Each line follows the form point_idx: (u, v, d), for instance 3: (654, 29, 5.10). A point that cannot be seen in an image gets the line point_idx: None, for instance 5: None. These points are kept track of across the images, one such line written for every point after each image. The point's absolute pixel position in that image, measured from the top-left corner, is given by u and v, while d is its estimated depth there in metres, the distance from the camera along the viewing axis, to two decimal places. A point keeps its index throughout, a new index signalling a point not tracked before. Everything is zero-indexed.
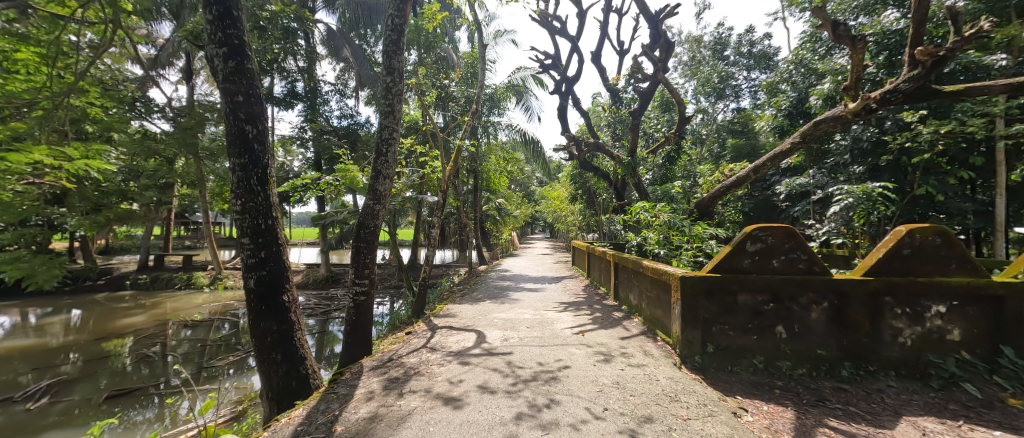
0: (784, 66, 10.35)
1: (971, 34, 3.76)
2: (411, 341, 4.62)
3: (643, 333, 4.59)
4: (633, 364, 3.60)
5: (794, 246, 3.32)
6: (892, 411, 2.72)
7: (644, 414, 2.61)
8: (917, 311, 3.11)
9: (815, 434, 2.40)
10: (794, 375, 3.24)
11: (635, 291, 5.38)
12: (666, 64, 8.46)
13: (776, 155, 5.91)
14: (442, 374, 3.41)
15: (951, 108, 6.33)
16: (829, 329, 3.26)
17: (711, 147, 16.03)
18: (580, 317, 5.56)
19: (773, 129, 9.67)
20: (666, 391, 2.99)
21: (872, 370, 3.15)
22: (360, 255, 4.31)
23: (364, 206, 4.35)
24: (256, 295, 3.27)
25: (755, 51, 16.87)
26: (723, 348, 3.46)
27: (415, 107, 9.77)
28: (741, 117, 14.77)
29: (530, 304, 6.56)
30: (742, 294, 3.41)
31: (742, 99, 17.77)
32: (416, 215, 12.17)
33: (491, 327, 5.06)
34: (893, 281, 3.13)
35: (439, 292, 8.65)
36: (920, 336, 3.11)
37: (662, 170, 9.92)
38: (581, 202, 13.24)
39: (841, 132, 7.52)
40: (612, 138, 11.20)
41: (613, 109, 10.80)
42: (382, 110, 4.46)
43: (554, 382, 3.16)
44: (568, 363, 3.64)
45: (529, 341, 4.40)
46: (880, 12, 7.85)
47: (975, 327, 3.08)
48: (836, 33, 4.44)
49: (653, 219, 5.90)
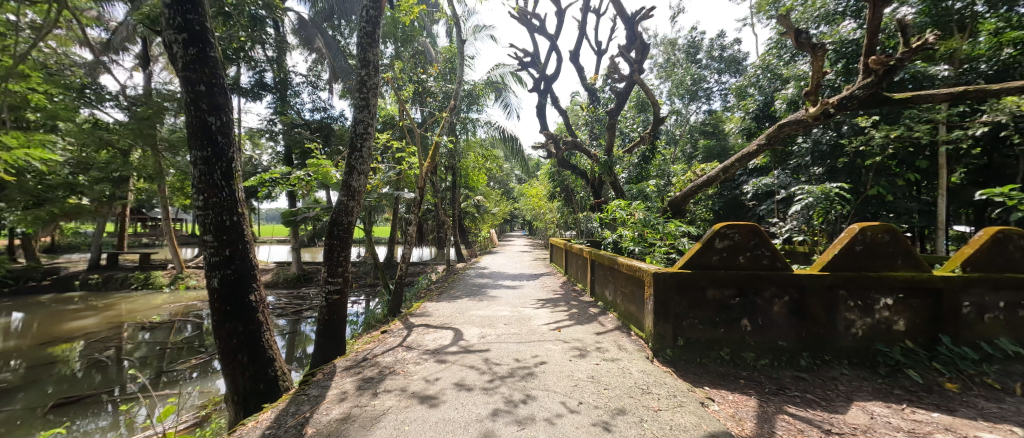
0: (752, 71, 10.80)
1: (917, 46, 4.05)
2: (386, 340, 4.55)
3: (618, 328, 4.71)
4: (607, 359, 3.68)
5: (759, 242, 3.48)
6: (844, 397, 2.91)
7: (617, 406, 2.69)
8: (868, 303, 3.35)
9: (775, 420, 2.54)
10: (757, 365, 3.42)
11: (611, 287, 5.50)
12: (641, 65, 8.65)
13: (744, 156, 6.17)
14: (419, 372, 3.37)
15: (900, 115, 6.79)
16: (790, 322, 3.45)
17: (684, 147, 16.54)
18: (557, 314, 5.64)
19: (742, 131, 10.10)
20: (639, 384, 3.09)
21: (827, 359, 3.37)
22: (333, 253, 4.19)
23: (338, 202, 4.23)
24: (220, 295, 3.12)
25: (726, 55, 17.59)
26: (692, 341, 3.59)
27: (392, 101, 9.57)
28: (712, 119, 15.33)
29: (509, 301, 6.59)
30: (711, 289, 3.55)
31: (713, 101, 18.48)
32: (393, 211, 11.95)
33: (469, 325, 5.05)
34: (847, 275, 3.34)
35: (417, 290, 8.55)
36: (870, 327, 3.35)
37: (638, 170, 10.17)
38: (560, 199, 13.39)
39: (802, 135, 7.99)
40: (590, 137, 11.36)
41: (591, 108, 10.95)
42: (357, 103, 4.35)
43: (531, 378, 3.20)
44: (545, 359, 3.68)
45: (506, 338, 4.42)
46: (839, 22, 8.32)
47: (917, 317, 3.34)
48: (799, 41, 4.68)
49: (628, 217, 6.06)
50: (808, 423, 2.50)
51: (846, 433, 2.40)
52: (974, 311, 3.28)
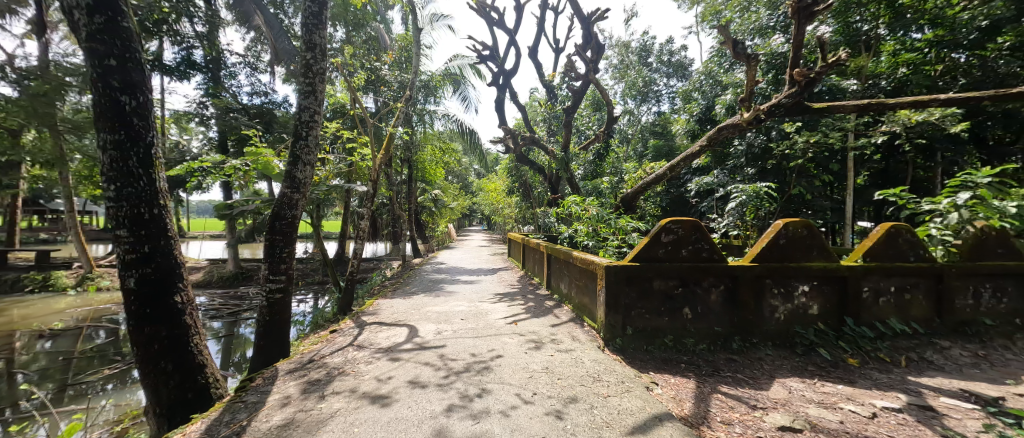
0: (697, 76, 11.55)
1: (833, 61, 4.55)
2: (335, 339, 4.34)
3: (572, 320, 4.86)
4: (561, 350, 3.79)
5: (699, 236, 3.75)
6: (768, 374, 3.25)
7: (570, 395, 2.78)
8: (789, 290, 3.74)
9: (711, 399, 2.77)
10: (696, 349, 3.70)
11: (566, 281, 5.66)
12: (596, 65, 8.91)
13: (688, 156, 6.59)
14: (370, 372, 3.26)
15: (818, 122, 7.60)
16: (723, 309, 3.77)
17: (635, 146, 17.34)
18: (514, 307, 5.70)
19: (687, 133, 10.78)
20: (590, 372, 3.22)
21: (755, 341, 3.72)
22: (275, 249, 3.90)
23: (280, 195, 3.94)
24: (138, 297, 2.80)
25: (674, 60, 18.65)
26: (640, 330, 3.79)
27: (342, 89, 9.04)
28: (661, 120, 16.21)
29: (466, 297, 6.56)
30: (657, 280, 3.77)
31: (662, 103, 19.52)
32: (344, 205, 11.36)
33: (424, 321, 4.96)
34: (772, 266, 3.71)
35: (369, 286, 8.21)
36: (790, 311, 3.76)
37: (593, 167, 10.53)
38: (518, 194, 13.48)
39: (738, 138, 8.71)
40: (548, 134, 11.54)
41: (548, 105, 11.12)
42: (302, 89, 4.05)
43: (486, 372, 3.21)
44: (501, 352, 3.72)
45: (462, 333, 4.40)
46: (770, 35, 9.12)
47: (828, 302, 3.81)
48: (736, 51, 5.09)
49: (583, 212, 6.28)
50: (738, 400, 2.76)
51: (768, 407, 2.68)
52: (871, 295, 3.81)
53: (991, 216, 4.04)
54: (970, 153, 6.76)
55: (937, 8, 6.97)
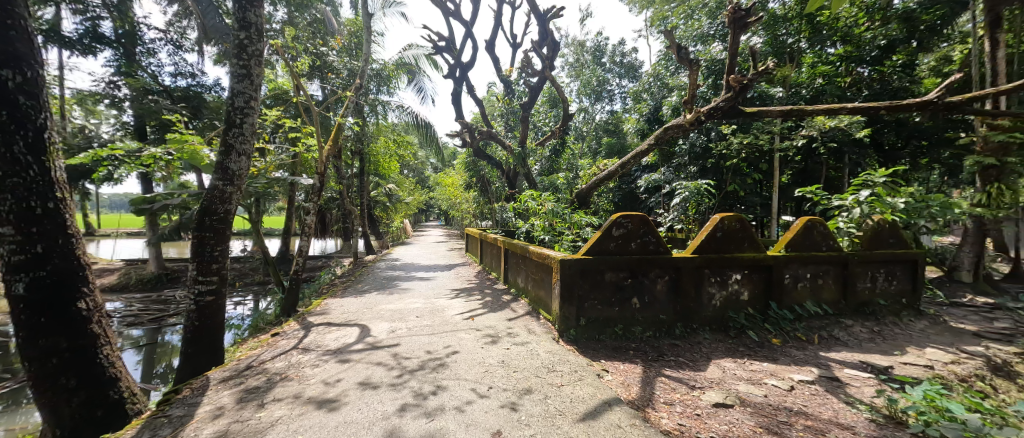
0: (646, 78, 12.13)
1: (762, 70, 4.98)
2: (277, 343, 4.05)
3: (528, 313, 4.94)
4: (517, 343, 3.84)
5: (647, 231, 3.97)
6: (706, 356, 3.53)
7: (525, 386, 2.83)
8: (724, 279, 4.09)
9: (655, 382, 2.96)
10: (643, 337, 3.92)
11: (523, 275, 5.73)
12: (552, 62, 9.03)
13: (638, 154, 6.91)
14: (317, 375, 3.09)
15: (750, 125, 8.33)
16: (668, 298, 4.02)
17: (590, 143, 17.88)
18: (471, 303, 5.68)
19: (637, 131, 11.30)
20: (545, 364, 3.29)
21: (695, 327, 4.02)
22: (204, 247, 3.54)
23: (210, 187, 3.58)
24: (30, 306, 2.41)
25: (625, 61, 19.40)
26: (592, 320, 3.93)
27: (284, 74, 8.38)
28: (614, 118, 16.81)
29: (422, 293, 6.42)
30: (608, 272, 3.92)
31: (615, 102, 20.25)
32: (288, 199, 10.61)
33: (377, 320, 4.78)
34: (710, 257, 4.02)
35: (317, 285, 7.74)
36: (725, 298, 4.10)
37: (549, 163, 10.75)
38: (476, 189, 13.37)
39: (683, 138, 9.30)
40: (505, 129, 11.56)
41: (506, 100, 11.12)
42: (234, 71, 3.69)
43: (441, 369, 3.17)
44: (457, 348, 3.69)
45: (418, 331, 4.30)
46: (710, 43, 9.78)
47: (756, 289, 4.20)
48: (680, 55, 5.41)
49: (539, 207, 6.38)
50: (679, 382, 2.97)
51: (704, 386, 2.92)
52: (791, 281, 4.27)
53: (885, 211, 4.69)
54: (870, 157, 7.79)
55: (846, 26, 7.97)
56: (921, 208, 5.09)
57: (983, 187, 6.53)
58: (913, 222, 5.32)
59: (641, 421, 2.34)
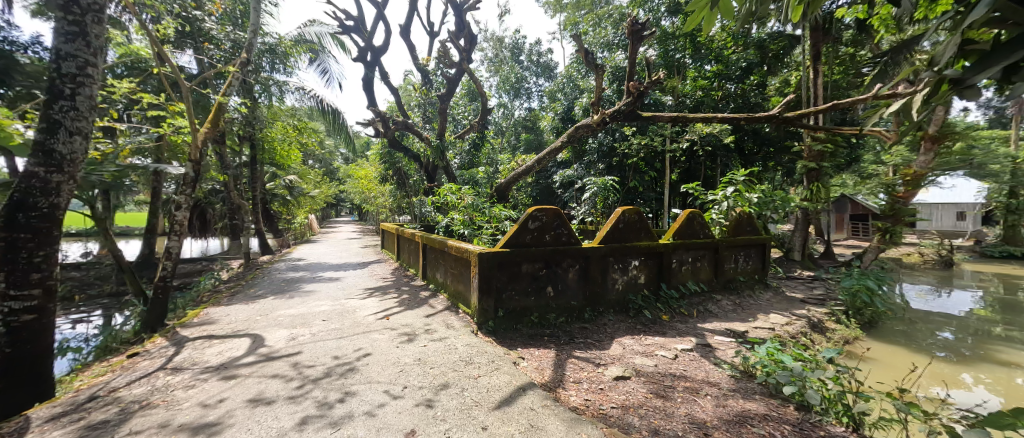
0: (560, 79, 12.80)
1: (655, 79, 5.62)
2: (136, 366, 3.33)
3: (447, 308, 4.89)
4: (435, 339, 3.77)
5: (559, 223, 4.22)
6: (610, 336, 3.90)
7: (442, 382, 2.80)
8: (625, 265, 4.56)
9: (566, 364, 3.17)
10: (557, 323, 4.16)
11: (442, 270, 5.62)
12: (470, 55, 8.95)
13: (553, 151, 7.27)
14: (192, 397, 2.63)
15: (646, 129, 9.46)
16: (578, 285, 4.33)
17: (509, 139, 18.25)
18: (386, 302, 5.40)
19: (552, 129, 11.89)
20: (463, 357, 3.29)
21: (601, 310, 4.42)
22: (16, 252, 2.72)
23: (25, 175, 2.77)
24: None
25: (541, 61, 20.18)
26: (509, 310, 4.03)
27: (141, 38, 6.86)
28: (532, 116, 17.40)
29: (329, 295, 5.88)
30: (525, 264, 4.06)
31: (532, 100, 20.94)
32: (153, 191, 8.77)
33: (274, 327, 4.25)
34: (614, 246, 4.43)
35: (194, 292, 6.58)
36: (626, 282, 4.57)
37: (469, 156, 10.70)
38: (392, 183, 12.67)
39: (592, 138, 10.18)
40: (422, 120, 11.13)
41: (423, 90, 10.73)
42: (61, 28, 2.89)
43: (351, 373, 2.96)
44: (369, 350, 3.47)
45: (323, 335, 3.94)
46: (615, 51, 10.73)
47: (650, 272, 4.78)
48: (588, 59, 5.80)
49: (459, 201, 6.33)
50: (586, 361, 3.23)
51: (608, 362, 3.22)
52: (678, 265, 4.94)
53: (744, 204, 5.70)
54: (735, 160, 9.41)
55: (718, 48, 9.41)
56: (769, 202, 6.31)
57: (808, 185, 8.39)
58: (764, 213, 6.58)
59: (552, 401, 2.49)
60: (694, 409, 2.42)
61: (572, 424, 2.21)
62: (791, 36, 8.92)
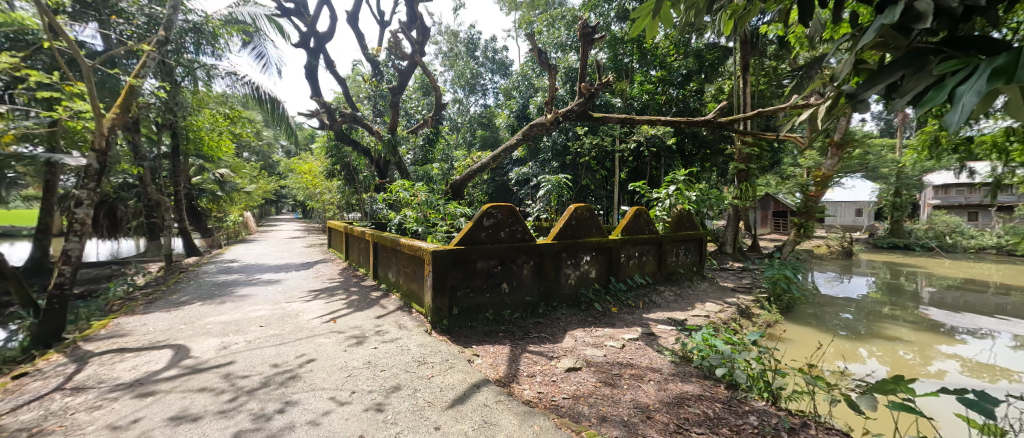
0: (516, 76, 12.88)
1: (605, 82, 5.84)
2: (22, 389, 2.85)
3: (399, 308, 4.74)
4: (386, 341, 3.63)
5: (513, 220, 4.26)
6: (564, 330, 4.02)
7: (392, 384, 2.71)
8: (577, 261, 4.71)
9: (520, 359, 3.22)
10: (512, 319, 4.20)
11: (394, 269, 5.43)
12: (422, 47, 8.69)
13: (508, 149, 7.30)
14: (99, 420, 2.31)
15: (597, 129, 9.83)
16: (532, 281, 4.40)
17: (464, 135, 18.05)
18: (333, 304, 5.11)
19: (508, 127, 11.96)
20: (415, 357, 3.21)
21: (555, 305, 4.53)
22: None
23: None
24: None
25: (497, 58, 20.13)
26: (464, 308, 3.99)
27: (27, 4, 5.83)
28: (487, 112, 17.32)
29: (268, 298, 5.45)
30: (480, 261, 4.05)
31: (488, 97, 20.84)
32: (45, 185, 7.52)
33: (202, 336, 3.85)
34: (567, 243, 4.56)
35: (101, 300, 5.76)
36: (578, 277, 4.74)
37: (422, 152, 10.43)
38: (340, 179, 11.99)
39: (546, 137, 10.42)
40: (373, 114, 10.62)
41: (373, 82, 10.26)
42: None
43: (292, 381, 2.77)
44: (313, 356, 3.27)
45: (261, 342, 3.65)
46: (568, 51, 11.06)
47: (601, 267, 4.98)
48: (541, 59, 5.87)
49: (411, 198, 6.14)
50: (540, 355, 3.30)
51: (560, 355, 3.31)
52: (625, 259, 5.21)
53: (684, 202, 6.14)
54: (677, 161, 10.08)
55: (662, 55, 10.00)
56: (706, 200, 6.84)
57: (739, 185, 9.22)
58: (701, 210, 7.12)
59: (505, 396, 2.52)
60: (638, 395, 2.57)
61: (525, 417, 2.24)
62: (724, 47, 9.72)
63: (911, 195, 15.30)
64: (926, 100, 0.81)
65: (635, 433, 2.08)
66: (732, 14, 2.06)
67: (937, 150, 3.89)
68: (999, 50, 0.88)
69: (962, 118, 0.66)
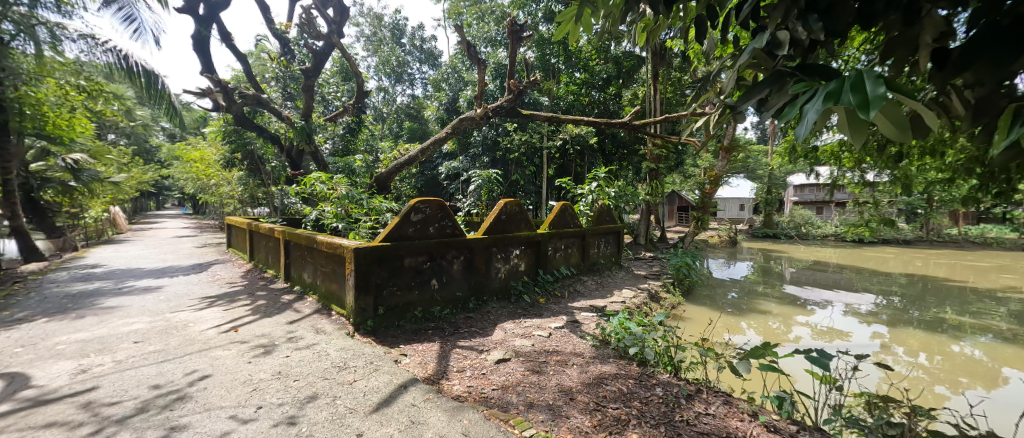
0: (444, 68, 12.61)
1: (532, 80, 5.99)
2: None
3: (317, 311, 4.37)
4: (300, 347, 3.32)
5: (444, 215, 4.18)
6: (493, 323, 4.08)
7: (309, 393, 2.49)
8: (507, 254, 4.81)
9: (450, 355, 3.18)
10: (442, 315, 4.12)
11: (309, 270, 4.97)
12: (341, 28, 8.00)
13: (437, 142, 7.12)
14: None
15: (526, 126, 10.13)
16: (462, 276, 4.37)
17: (390, 126, 17.17)
18: (233, 311, 4.49)
19: (437, 119, 11.69)
20: (335, 363, 2.99)
21: (485, 299, 4.57)
22: None
23: None
24: None
25: (425, 47, 19.47)
26: (391, 307, 3.80)
27: None
28: (416, 103, 16.74)
29: (147, 309, 4.60)
30: (407, 257, 3.90)
31: (416, 88, 20.10)
32: None
33: (49, 360, 3.10)
34: (496, 237, 4.62)
35: None
36: (508, 270, 4.84)
37: (343, 142, 9.68)
38: (242, 168, 10.57)
39: (477, 131, 10.47)
40: (282, 97, 9.53)
41: (282, 61, 9.18)
42: None
43: (180, 403, 2.39)
44: (209, 371, 2.86)
45: (137, 361, 3.07)
46: (497, 47, 11.17)
47: (530, 260, 5.16)
48: (470, 52, 5.78)
49: (330, 192, 5.64)
50: (470, 350, 3.30)
51: (490, 348, 3.35)
52: (552, 252, 5.46)
53: (605, 198, 6.63)
54: (599, 160, 10.82)
55: (586, 59, 10.62)
56: (623, 196, 7.47)
57: (650, 182, 10.24)
58: (620, 205, 7.76)
59: (434, 394, 2.48)
60: (563, 379, 2.71)
61: (454, 412, 2.24)
62: (638, 57, 10.63)
63: (778, 193, 18.52)
64: (784, 114, 0.98)
65: (559, 415, 2.21)
66: (644, 27, 2.27)
67: (794, 157, 4.66)
68: (833, 77, 1.08)
69: (806, 130, 0.81)
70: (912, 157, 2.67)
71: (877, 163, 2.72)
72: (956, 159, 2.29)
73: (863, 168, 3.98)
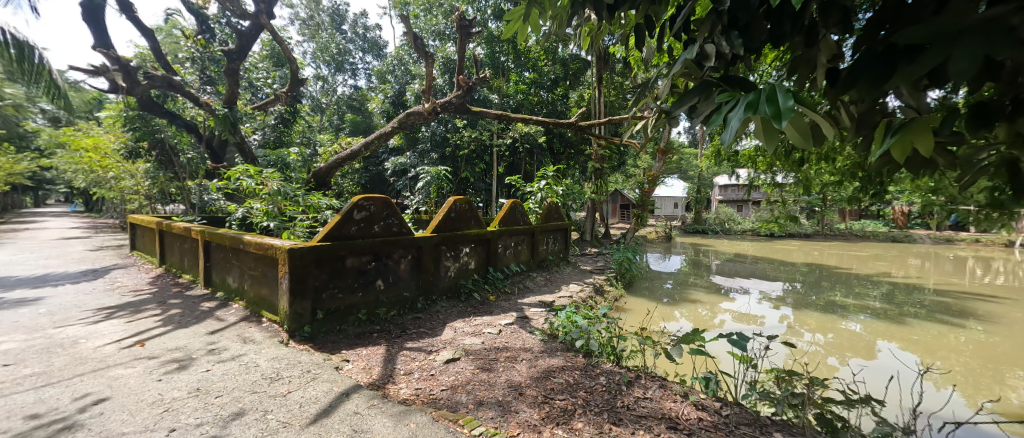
0: (389, 60, 12.10)
1: (482, 77, 5.95)
2: None
3: (244, 319, 3.97)
4: (224, 359, 3.00)
5: (389, 213, 4.02)
6: (442, 322, 4.00)
7: (234, 410, 2.26)
8: (456, 252, 4.75)
9: (397, 358, 3.07)
10: (388, 317, 3.96)
11: (235, 273, 4.50)
12: (271, 9, 7.32)
13: (383, 136, 6.82)
14: None
15: (476, 123, 10.06)
16: (409, 276, 4.23)
17: (330, 117, 16.10)
18: (139, 322, 3.92)
19: (382, 113, 11.17)
20: (266, 374, 2.74)
21: (434, 298, 4.47)
22: None
23: None
24: None
25: (369, 36, 18.52)
26: (332, 311, 3.57)
27: None
28: (358, 95, 15.87)
29: (21, 325, 3.85)
30: (350, 257, 3.68)
31: (359, 78, 19.05)
32: None
33: None
34: (445, 235, 4.54)
35: None
36: (458, 268, 4.78)
37: (275, 133, 8.87)
38: (149, 160, 9.23)
39: (425, 126, 10.21)
40: (199, 81, 8.47)
41: (200, 40, 8.18)
42: None
43: (68, 434, 2.03)
44: (108, 393, 2.47)
45: (8, 387, 2.56)
46: (446, 41, 10.95)
47: (479, 258, 5.14)
48: (417, 44, 5.59)
49: (259, 188, 5.15)
50: (418, 351, 3.22)
51: (439, 348, 3.29)
52: (502, 249, 5.50)
53: (552, 196, 6.81)
54: (547, 159, 11.07)
55: (535, 59, 10.79)
56: (570, 194, 7.72)
57: (595, 181, 10.70)
58: (567, 202, 8.01)
59: (379, 399, 2.38)
60: (513, 375, 2.74)
61: (401, 417, 2.17)
62: (584, 60, 11.04)
63: (706, 192, 20.36)
64: (711, 121, 1.07)
65: (508, 411, 2.23)
66: (589, 31, 2.35)
67: (719, 160, 5.14)
68: (750, 88, 1.20)
69: (730, 135, 0.88)
70: (811, 163, 3.09)
71: (784, 168, 3.10)
72: (843, 165, 2.67)
73: (774, 171, 4.50)
